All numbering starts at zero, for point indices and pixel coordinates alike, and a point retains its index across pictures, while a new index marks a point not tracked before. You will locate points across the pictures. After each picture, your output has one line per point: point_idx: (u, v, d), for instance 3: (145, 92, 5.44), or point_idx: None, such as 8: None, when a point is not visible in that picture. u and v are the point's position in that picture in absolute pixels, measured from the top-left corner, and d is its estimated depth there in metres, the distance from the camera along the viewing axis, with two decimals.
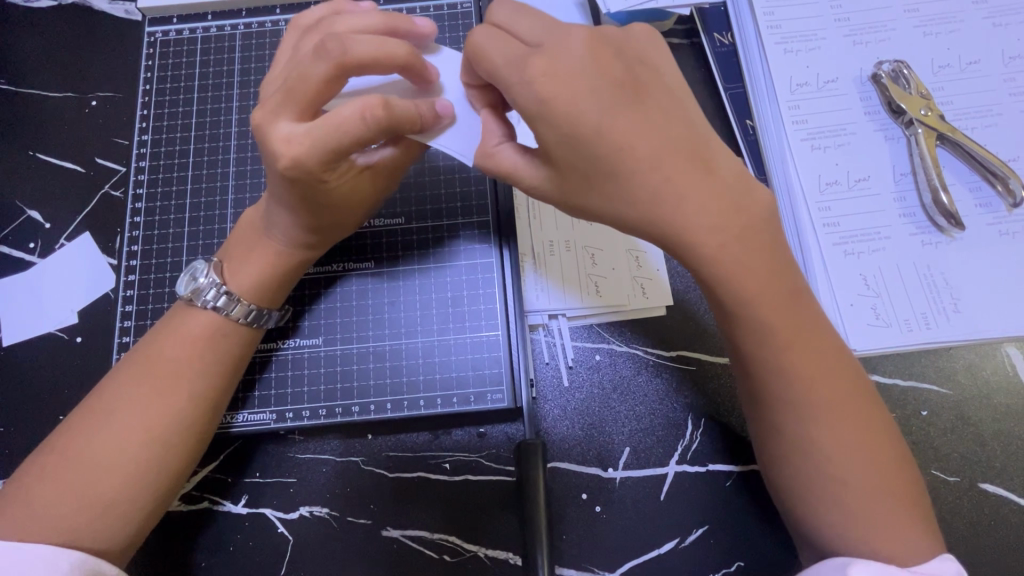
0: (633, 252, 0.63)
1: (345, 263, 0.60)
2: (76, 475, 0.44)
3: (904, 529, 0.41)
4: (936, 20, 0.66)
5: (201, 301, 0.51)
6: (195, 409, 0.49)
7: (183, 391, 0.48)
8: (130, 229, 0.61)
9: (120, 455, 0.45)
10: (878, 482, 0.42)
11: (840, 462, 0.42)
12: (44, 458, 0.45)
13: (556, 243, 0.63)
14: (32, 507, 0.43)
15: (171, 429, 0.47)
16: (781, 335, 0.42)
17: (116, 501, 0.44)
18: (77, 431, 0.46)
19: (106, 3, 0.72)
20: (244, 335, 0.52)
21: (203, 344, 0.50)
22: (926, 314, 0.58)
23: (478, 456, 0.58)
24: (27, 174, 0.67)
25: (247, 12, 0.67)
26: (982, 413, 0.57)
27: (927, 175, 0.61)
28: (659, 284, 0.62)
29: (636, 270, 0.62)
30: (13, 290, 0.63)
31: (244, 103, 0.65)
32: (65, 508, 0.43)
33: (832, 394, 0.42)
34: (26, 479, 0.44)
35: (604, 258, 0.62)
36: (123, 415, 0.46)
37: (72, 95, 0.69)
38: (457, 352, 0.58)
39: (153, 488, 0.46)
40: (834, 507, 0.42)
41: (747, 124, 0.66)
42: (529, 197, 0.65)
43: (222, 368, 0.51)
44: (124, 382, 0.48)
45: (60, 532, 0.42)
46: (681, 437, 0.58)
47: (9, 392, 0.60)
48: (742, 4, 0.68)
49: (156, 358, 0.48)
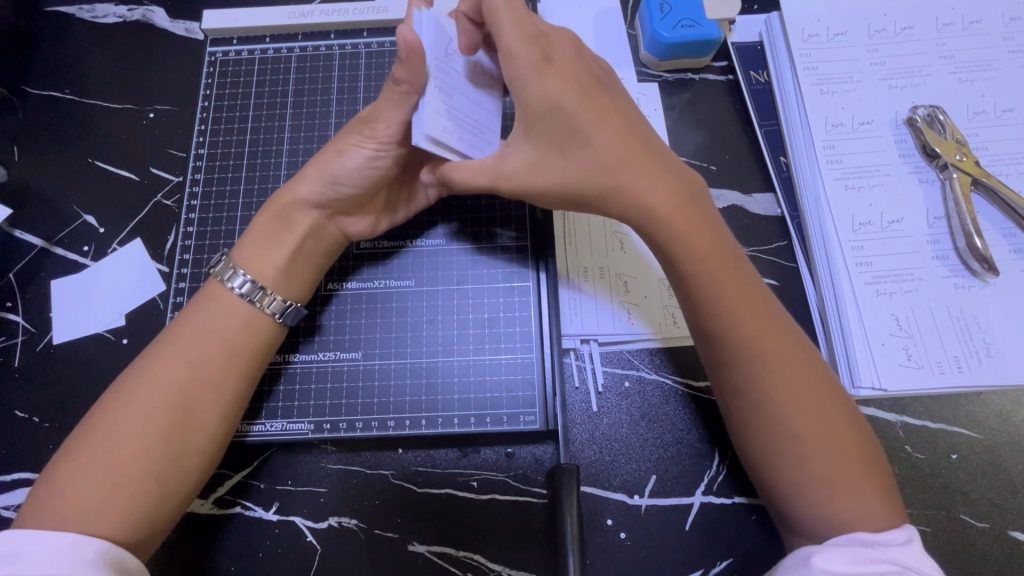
0: (665, 280, 0.64)
1: (385, 280, 0.62)
2: (108, 465, 0.45)
3: (853, 477, 0.45)
4: (971, 67, 0.68)
5: (229, 288, 0.53)
6: (214, 391, 0.50)
7: (209, 385, 0.50)
8: (182, 238, 0.64)
9: (137, 436, 0.46)
10: (833, 436, 0.46)
11: (766, 385, 0.47)
12: (76, 437, 0.47)
13: (590, 270, 0.65)
14: (67, 495, 0.44)
15: (196, 421, 0.49)
16: (747, 308, 0.48)
17: (144, 494, 0.45)
18: (106, 422, 0.47)
19: (167, 21, 0.76)
20: (268, 334, 0.54)
21: (228, 341, 0.51)
22: (958, 357, 0.58)
23: (506, 476, 0.58)
24: (85, 181, 0.70)
25: (302, 36, 0.71)
26: (1012, 459, 0.57)
27: (961, 220, 0.61)
28: None
29: (668, 299, 0.63)
30: (65, 290, 0.66)
31: (296, 123, 0.68)
32: (97, 498, 0.44)
33: (823, 399, 0.47)
34: (59, 457, 0.46)
35: (636, 285, 0.64)
36: (146, 395, 0.48)
37: (131, 107, 0.72)
38: (491, 372, 0.59)
39: (174, 481, 0.47)
40: (798, 466, 0.46)
41: (781, 161, 0.69)
42: (566, 225, 0.66)
43: (246, 365, 0.52)
44: (151, 363, 0.49)
45: (85, 520, 0.43)
46: (707, 469, 0.58)
47: (54, 389, 0.62)
48: (780, 45, 0.70)
49: (180, 343, 0.50)
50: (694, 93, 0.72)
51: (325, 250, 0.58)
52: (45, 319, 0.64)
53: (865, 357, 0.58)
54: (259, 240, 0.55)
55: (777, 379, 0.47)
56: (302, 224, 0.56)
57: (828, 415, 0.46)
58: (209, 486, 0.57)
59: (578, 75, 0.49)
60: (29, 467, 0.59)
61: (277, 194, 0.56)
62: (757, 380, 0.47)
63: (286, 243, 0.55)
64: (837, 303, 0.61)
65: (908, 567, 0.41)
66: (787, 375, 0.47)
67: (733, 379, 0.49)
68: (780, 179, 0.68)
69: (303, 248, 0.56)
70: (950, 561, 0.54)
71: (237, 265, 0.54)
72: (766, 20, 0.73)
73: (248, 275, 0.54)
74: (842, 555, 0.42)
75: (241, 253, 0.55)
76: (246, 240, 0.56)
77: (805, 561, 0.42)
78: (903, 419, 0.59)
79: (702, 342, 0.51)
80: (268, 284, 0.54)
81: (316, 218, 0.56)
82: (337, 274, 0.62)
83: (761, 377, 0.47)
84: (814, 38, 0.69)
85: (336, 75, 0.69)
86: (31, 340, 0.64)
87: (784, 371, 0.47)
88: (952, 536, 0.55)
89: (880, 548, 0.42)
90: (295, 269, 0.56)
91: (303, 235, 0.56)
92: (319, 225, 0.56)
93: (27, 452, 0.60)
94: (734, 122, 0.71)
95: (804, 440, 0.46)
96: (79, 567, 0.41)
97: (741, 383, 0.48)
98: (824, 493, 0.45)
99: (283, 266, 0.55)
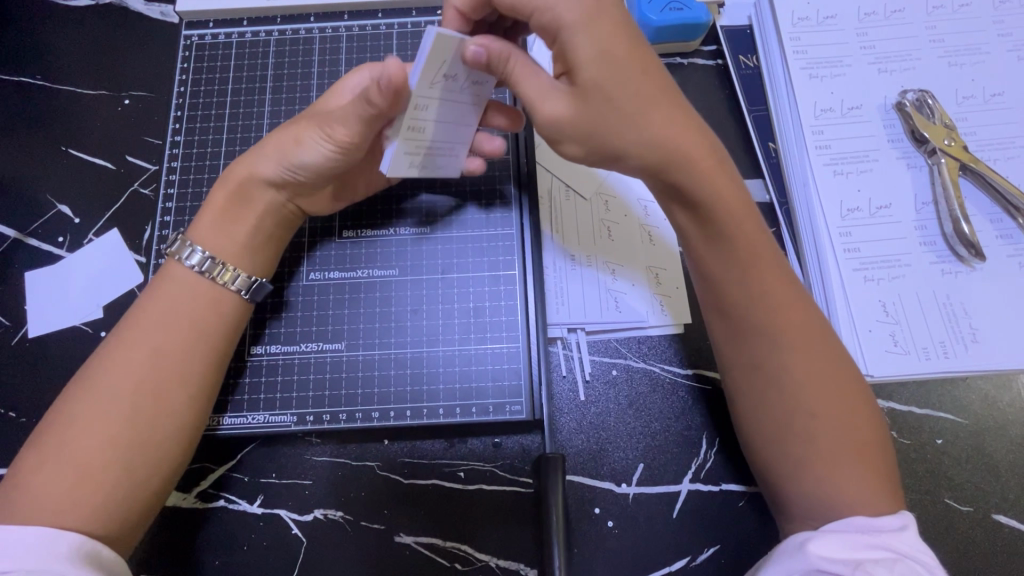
0: (643, 202, 0.66)
1: (369, 269, 0.61)
2: (74, 455, 0.44)
3: (857, 470, 0.45)
4: (960, 51, 0.67)
5: (183, 265, 0.52)
6: (186, 378, 0.49)
7: (176, 371, 0.48)
8: (160, 228, 0.62)
9: (105, 427, 0.45)
10: (843, 417, 0.46)
11: (790, 364, 0.47)
12: (41, 428, 0.46)
13: (572, 199, 0.66)
14: (32, 486, 0.43)
15: (166, 407, 0.48)
16: (777, 286, 0.48)
17: (114, 485, 0.44)
18: (70, 412, 0.46)
19: (142, 4, 0.74)
20: (234, 313, 0.53)
21: (194, 328, 0.50)
22: (944, 343, 0.58)
23: (492, 466, 0.58)
24: (59, 169, 0.68)
25: (282, 19, 0.69)
26: (996, 444, 0.58)
27: (949, 206, 0.61)
28: (667, 236, 0.65)
29: (645, 220, 0.65)
30: (40, 282, 0.64)
31: (276, 109, 0.66)
32: (64, 487, 0.43)
33: (843, 386, 0.47)
34: (25, 449, 0.45)
35: (616, 208, 0.65)
36: (113, 385, 0.47)
37: (105, 93, 0.70)
38: (477, 362, 0.58)
39: (147, 473, 0.46)
40: (807, 448, 0.46)
41: (770, 147, 0.68)
42: (546, 159, 0.67)
43: (213, 351, 0.51)
44: (117, 353, 0.48)
45: (54, 513, 0.42)
46: (694, 456, 0.58)
47: (30, 384, 0.60)
48: (769, 29, 0.69)
49: (146, 330, 0.49)
50: (683, 78, 0.71)
51: (286, 225, 0.57)
52: (20, 311, 0.63)
53: (852, 344, 0.58)
54: (212, 216, 0.54)
55: (798, 356, 0.47)
56: (262, 203, 0.55)
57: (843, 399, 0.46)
58: (192, 479, 0.56)
59: (630, 35, 0.45)
60: (6, 464, 0.58)
61: (237, 169, 0.55)
62: (779, 357, 0.47)
63: (245, 221, 0.54)
64: (825, 288, 0.61)
65: (902, 554, 0.41)
66: (807, 352, 0.47)
67: (750, 348, 0.49)
68: (768, 165, 0.67)
69: (260, 225, 0.55)
70: (934, 546, 0.55)
71: (189, 239, 0.53)
72: (755, 3, 0.72)
73: (207, 252, 0.52)
74: (837, 542, 0.41)
75: (196, 229, 0.54)
76: (200, 221, 0.54)
77: (801, 547, 0.42)
78: (889, 405, 0.59)
79: (717, 314, 0.51)
80: (224, 258, 0.53)
81: (274, 199, 0.55)
82: (320, 265, 0.61)
83: (784, 353, 0.47)
84: (803, 22, 0.68)
85: (316, 59, 0.67)
86: (6, 334, 0.62)
87: (804, 345, 0.47)
88: (936, 520, 0.55)
89: (874, 535, 0.42)
90: (254, 245, 0.54)
91: (261, 214, 0.55)
92: (279, 207, 0.55)
93: (4, 448, 0.59)
94: (724, 105, 0.70)
95: (825, 419, 0.46)
96: (55, 562, 0.40)
97: (759, 357, 0.48)
98: (831, 474, 0.45)
99: (244, 247, 0.54)
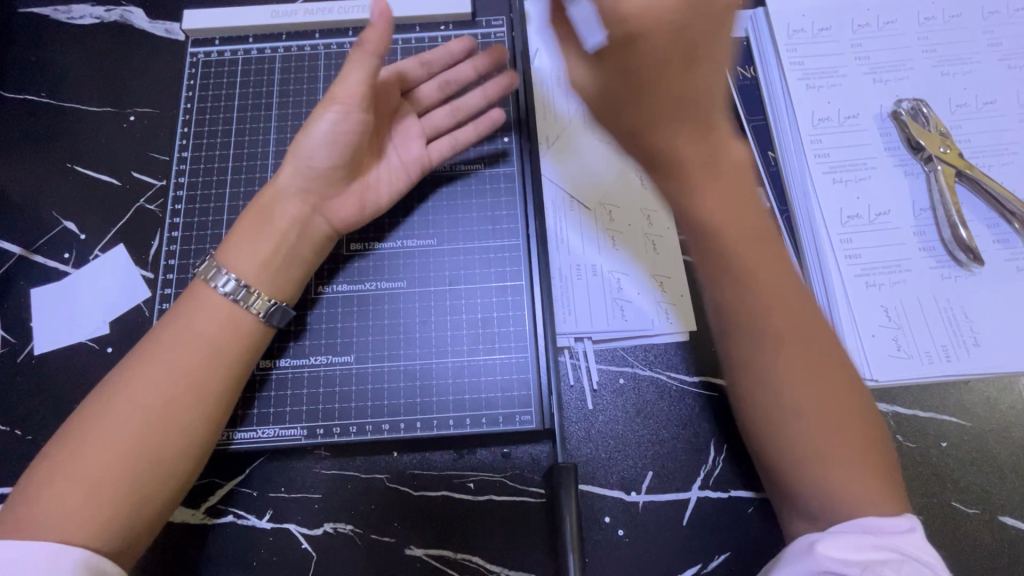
0: (657, 277, 0.64)
1: (377, 282, 0.62)
2: (84, 470, 0.44)
3: (857, 472, 0.44)
4: (952, 60, 0.69)
5: (213, 288, 0.52)
6: (199, 396, 0.49)
7: (189, 388, 0.48)
8: (168, 242, 0.63)
9: (116, 443, 0.45)
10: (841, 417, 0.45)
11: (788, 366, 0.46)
12: (56, 441, 0.46)
13: (583, 268, 0.64)
14: (43, 499, 0.43)
15: (177, 425, 0.47)
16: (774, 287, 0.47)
17: (121, 502, 0.44)
18: (85, 426, 0.46)
19: (147, 22, 0.74)
20: (251, 332, 0.53)
21: (210, 346, 0.50)
22: (947, 346, 0.59)
23: (502, 476, 0.58)
24: (65, 186, 0.68)
25: (287, 36, 0.70)
26: (1000, 445, 0.58)
27: (946, 212, 0.63)
28: (684, 310, 0.63)
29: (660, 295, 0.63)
30: (47, 298, 0.64)
31: (282, 124, 0.67)
32: (74, 500, 0.43)
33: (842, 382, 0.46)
34: (40, 462, 0.45)
35: (629, 283, 0.64)
36: (128, 401, 0.47)
37: (111, 110, 0.71)
38: (486, 372, 0.59)
39: (154, 490, 0.46)
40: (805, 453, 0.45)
41: (770, 155, 0.68)
42: (559, 221, 0.66)
43: (226, 368, 0.50)
44: (135, 368, 0.48)
45: (63, 528, 0.42)
46: (703, 463, 0.58)
47: (35, 401, 0.60)
48: (766, 40, 0.71)
49: (163, 347, 0.49)
50: None
51: (312, 245, 0.57)
52: (26, 327, 0.63)
53: (856, 349, 0.59)
54: (240, 238, 0.55)
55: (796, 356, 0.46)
56: (284, 215, 0.56)
57: (844, 406, 0.46)
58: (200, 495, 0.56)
59: None
60: (12, 483, 0.58)
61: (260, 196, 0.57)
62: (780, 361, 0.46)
63: (269, 237, 0.55)
64: (828, 294, 0.62)
65: (910, 555, 0.41)
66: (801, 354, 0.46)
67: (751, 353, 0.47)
68: (768, 173, 0.67)
69: (285, 235, 0.55)
70: (941, 548, 0.55)
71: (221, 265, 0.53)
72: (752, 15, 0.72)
73: (239, 278, 0.53)
74: (844, 543, 0.42)
75: (225, 253, 0.54)
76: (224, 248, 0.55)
77: (809, 549, 0.43)
78: (893, 409, 0.59)
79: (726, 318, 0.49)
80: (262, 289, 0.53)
81: (295, 209, 0.56)
82: (327, 278, 0.61)
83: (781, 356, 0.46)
84: (798, 34, 0.70)
85: (322, 75, 0.68)
86: (11, 351, 0.62)
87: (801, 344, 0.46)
88: (942, 522, 0.56)
89: (884, 536, 0.42)
90: (277, 260, 0.55)
91: (286, 228, 0.56)
92: (302, 218, 0.56)
93: (10, 466, 0.58)
94: None
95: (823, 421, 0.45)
96: None
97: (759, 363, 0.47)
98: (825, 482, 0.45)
99: (265, 263, 0.54)
